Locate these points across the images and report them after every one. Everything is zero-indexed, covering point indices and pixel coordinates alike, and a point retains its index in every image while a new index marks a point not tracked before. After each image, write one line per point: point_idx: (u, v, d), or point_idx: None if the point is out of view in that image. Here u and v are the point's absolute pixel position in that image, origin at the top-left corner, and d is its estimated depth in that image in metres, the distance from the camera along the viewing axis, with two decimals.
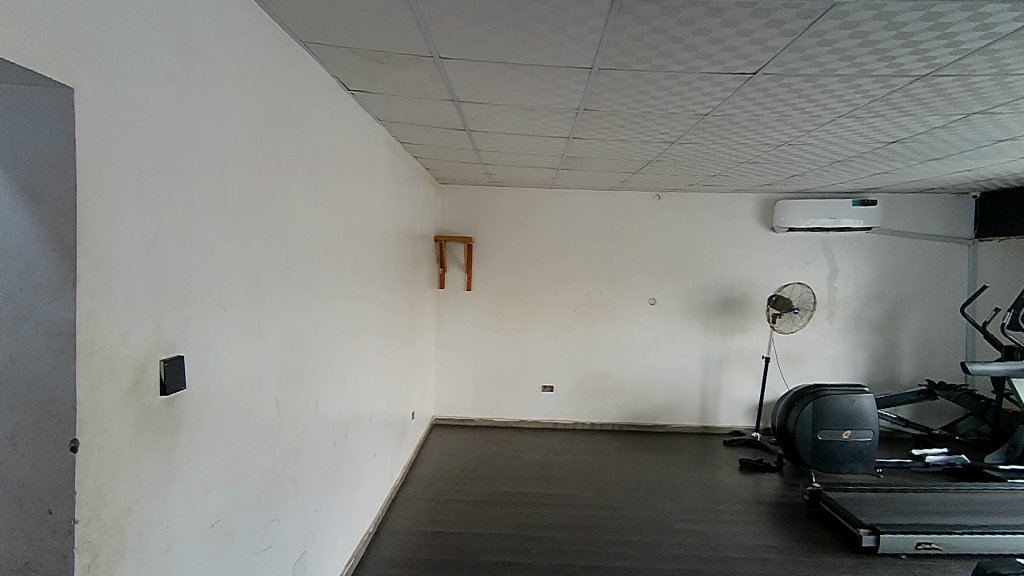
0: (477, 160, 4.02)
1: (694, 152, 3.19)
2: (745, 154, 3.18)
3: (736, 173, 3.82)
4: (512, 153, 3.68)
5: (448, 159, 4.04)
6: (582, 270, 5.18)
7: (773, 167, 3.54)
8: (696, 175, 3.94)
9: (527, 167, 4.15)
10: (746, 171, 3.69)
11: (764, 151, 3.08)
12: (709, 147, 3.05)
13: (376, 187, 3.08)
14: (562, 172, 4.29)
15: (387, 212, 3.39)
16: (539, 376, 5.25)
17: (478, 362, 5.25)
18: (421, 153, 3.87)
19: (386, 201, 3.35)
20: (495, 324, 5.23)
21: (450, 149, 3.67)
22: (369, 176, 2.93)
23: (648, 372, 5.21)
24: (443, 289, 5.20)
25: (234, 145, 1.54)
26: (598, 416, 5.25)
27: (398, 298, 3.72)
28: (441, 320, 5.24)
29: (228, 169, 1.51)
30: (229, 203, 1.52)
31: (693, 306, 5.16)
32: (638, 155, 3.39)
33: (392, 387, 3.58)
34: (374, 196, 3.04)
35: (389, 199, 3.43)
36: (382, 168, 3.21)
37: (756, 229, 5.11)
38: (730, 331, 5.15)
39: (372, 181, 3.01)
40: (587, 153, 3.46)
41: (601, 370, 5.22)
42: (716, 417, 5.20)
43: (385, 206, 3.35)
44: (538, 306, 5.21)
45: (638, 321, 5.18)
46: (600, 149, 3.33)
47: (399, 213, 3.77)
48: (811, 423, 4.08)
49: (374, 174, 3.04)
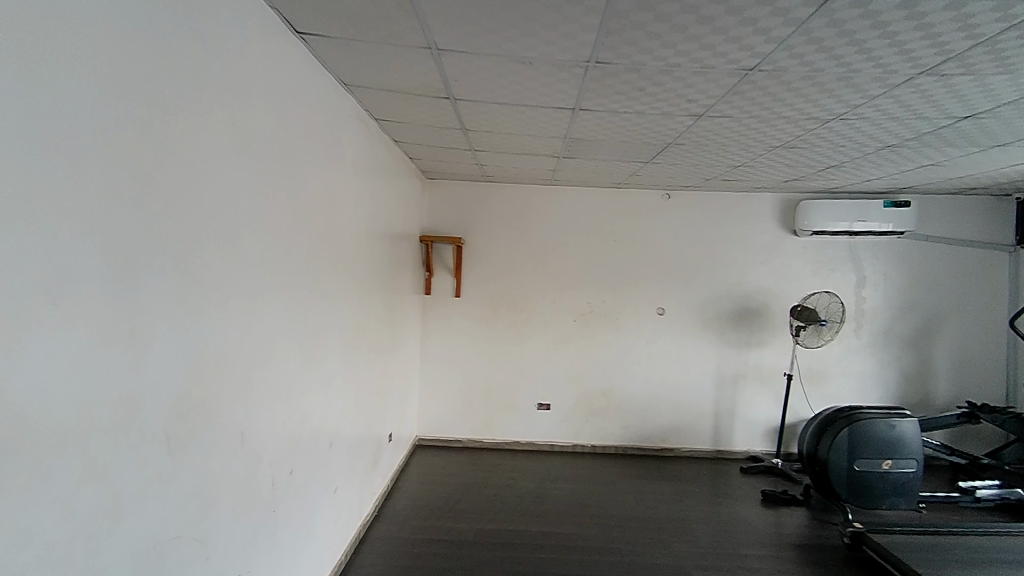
0: (467, 147, 3.53)
1: (722, 132, 2.70)
2: (784, 134, 2.68)
3: (764, 164, 3.33)
4: (506, 137, 3.19)
5: (434, 145, 3.54)
6: (584, 275, 4.68)
7: (811, 154, 3.05)
8: (718, 166, 3.44)
9: (524, 157, 3.66)
10: (776, 160, 3.20)
11: (807, 129, 2.59)
12: (742, 125, 2.55)
13: (343, 167, 2.57)
14: (563, 165, 3.81)
15: (360, 201, 2.89)
16: (534, 393, 4.72)
17: (467, 376, 4.72)
18: (402, 138, 3.38)
19: (358, 187, 2.84)
20: (486, 335, 4.71)
21: (435, 130, 3.17)
22: (333, 153, 2.43)
23: (656, 389, 4.69)
24: (429, 294, 4.69)
25: (92, 61, 1.03)
26: (600, 438, 4.72)
27: (374, 303, 3.21)
28: (426, 330, 4.72)
29: (80, 93, 1.01)
30: (80, 145, 1.01)
31: (706, 317, 4.66)
32: (655, 137, 2.88)
33: (362, 406, 3.05)
34: (340, 177, 2.53)
35: (363, 185, 2.93)
36: (351, 147, 2.71)
37: (775, 232, 4.62)
38: (747, 345, 4.64)
39: (337, 160, 2.50)
40: (594, 135, 2.97)
41: (603, 387, 4.70)
42: (731, 440, 4.68)
43: (358, 195, 2.85)
44: (534, 314, 4.69)
45: (645, 333, 4.67)
46: (610, 130, 2.84)
47: (376, 207, 3.27)
48: (847, 452, 3.57)
49: (340, 152, 2.53)
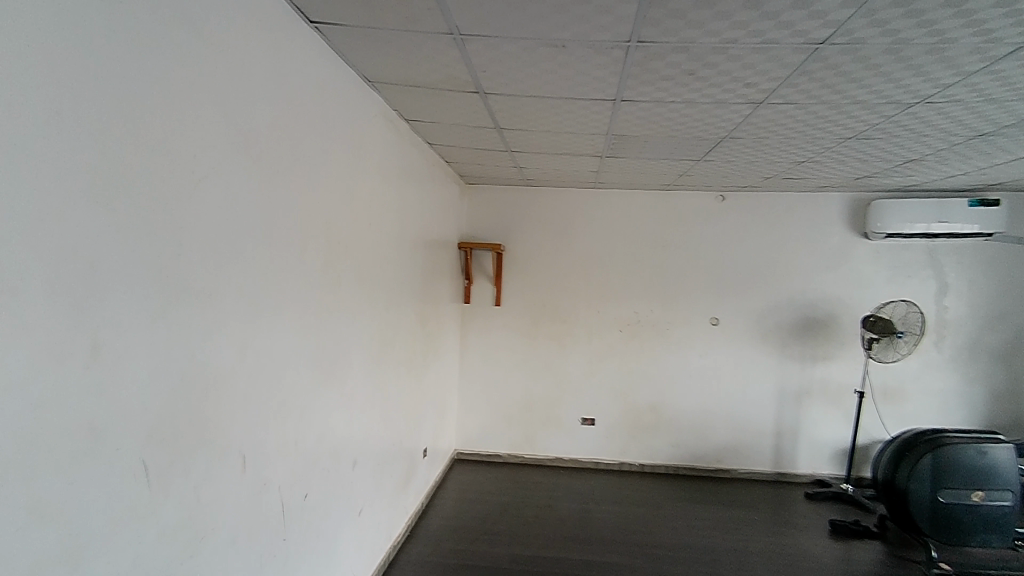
0: (504, 149, 3.35)
1: (783, 123, 2.41)
2: (856, 123, 2.36)
3: (832, 159, 3.00)
4: (544, 136, 2.99)
5: (469, 147, 3.38)
6: (630, 283, 4.41)
7: (887, 147, 2.70)
8: (777, 163, 3.14)
9: (565, 159, 3.45)
10: (845, 154, 2.87)
11: (883, 117, 2.27)
12: (807, 114, 2.26)
13: (368, 169, 2.43)
14: (606, 167, 3.58)
15: (391, 205, 2.75)
16: (577, 407, 4.48)
17: (508, 388, 4.53)
18: (436, 140, 3.24)
19: (389, 191, 2.70)
20: (527, 345, 4.50)
21: (469, 131, 3.01)
22: (356, 155, 2.29)
23: (710, 405, 4.36)
24: (468, 302, 4.53)
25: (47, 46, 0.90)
26: (648, 456, 4.43)
27: (407, 312, 3.06)
28: (465, 339, 4.56)
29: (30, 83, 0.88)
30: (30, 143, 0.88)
31: (765, 328, 4.30)
32: (706, 132, 2.61)
33: (393, 421, 2.90)
34: (365, 180, 2.39)
35: (393, 189, 2.79)
36: (379, 149, 2.57)
37: (843, 236, 4.23)
38: (810, 358, 4.27)
39: (362, 163, 2.36)
40: (639, 132, 2.73)
41: (651, 401, 4.41)
42: (793, 462, 4.30)
43: (388, 200, 2.71)
44: (577, 324, 4.46)
45: (698, 344, 4.36)
46: (656, 126, 2.59)
47: (411, 212, 3.13)
48: (930, 481, 3.17)
49: (365, 153, 2.39)
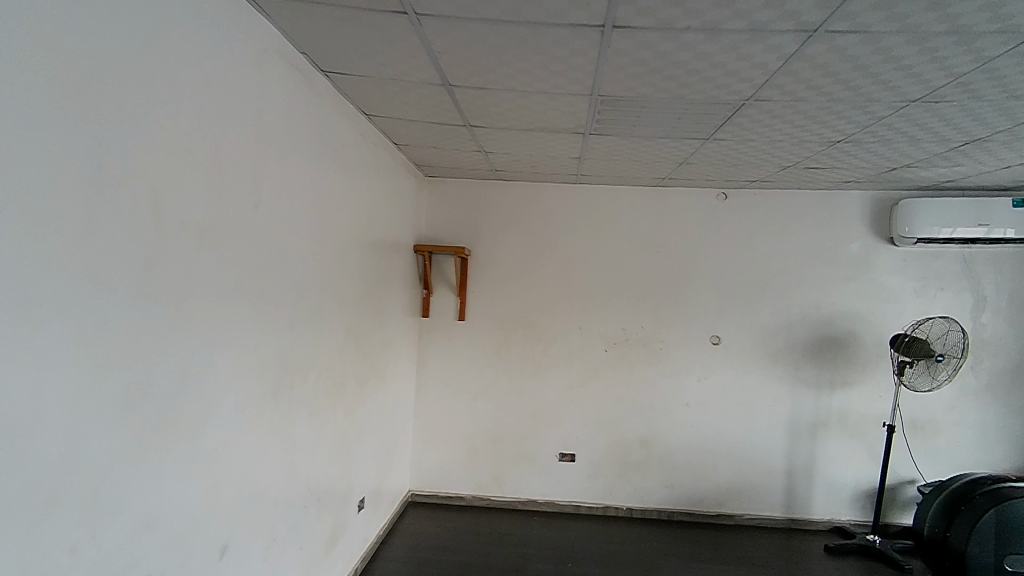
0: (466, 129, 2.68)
1: (833, 52, 1.77)
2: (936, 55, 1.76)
3: (879, 129, 2.40)
4: (511, 101, 2.33)
5: (421, 127, 2.71)
6: (616, 295, 3.75)
7: (961, 104, 2.11)
8: (809, 135, 2.53)
9: (541, 140, 2.79)
10: (899, 118, 2.27)
11: (975, 44, 1.67)
12: (871, 29, 1.62)
13: (269, 135, 1.73)
14: (592, 152, 2.93)
15: (311, 191, 2.06)
16: (554, 441, 3.79)
17: (473, 418, 3.82)
18: (378, 116, 2.56)
19: (305, 171, 2.00)
20: (496, 367, 3.81)
21: (417, 99, 2.33)
22: (243, 111, 1.59)
23: (711, 439, 3.70)
24: (427, 316, 3.83)
25: None
26: (638, 499, 3.74)
27: (334, 330, 2.35)
28: (423, 361, 3.85)
29: None
30: None
31: (774, 348, 3.67)
32: (726, 76, 1.99)
33: (309, 473, 2.18)
34: (262, 149, 1.69)
35: (315, 170, 2.10)
36: (291, 112, 1.88)
37: (865, 241, 3.62)
38: (828, 383, 3.64)
39: (256, 125, 1.66)
40: (635, 82, 2.08)
41: (641, 434, 3.74)
42: (808, 505, 3.66)
43: (305, 182, 2.01)
44: (555, 342, 3.78)
45: (696, 367, 3.71)
46: (658, 66, 1.94)
47: (346, 205, 2.44)
48: (993, 545, 2.53)
49: (263, 114, 1.69)
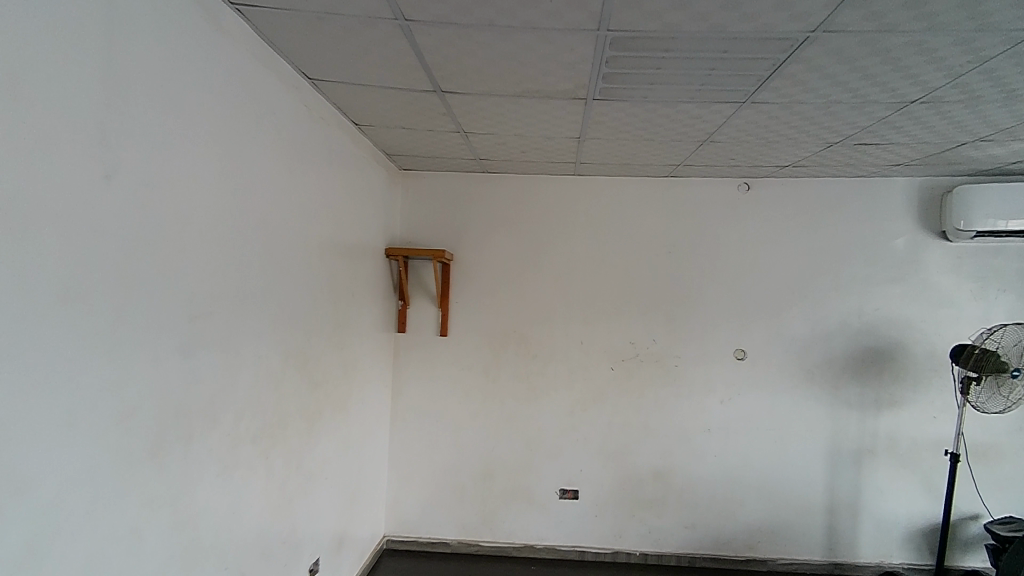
0: (440, 107, 2.15)
1: None
2: None
3: (965, 95, 1.86)
4: (494, 65, 1.79)
5: (385, 105, 2.17)
6: (623, 304, 3.22)
7: None
8: (870, 107, 1.99)
9: (533, 123, 2.26)
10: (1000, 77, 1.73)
11: None
12: None
13: (132, 88, 1.18)
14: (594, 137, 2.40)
15: (219, 174, 1.51)
16: (553, 475, 3.23)
17: (458, 450, 3.26)
18: (327, 89, 2.02)
19: (207, 147, 1.46)
20: (484, 391, 3.26)
21: (371, 61, 1.79)
22: (77, 44, 1.04)
23: (738, 471, 3.16)
24: (403, 331, 3.28)
25: None
26: (653, 543, 3.18)
27: (266, 354, 1.80)
28: (399, 383, 3.29)
29: None
30: None
31: (810, 363, 3.14)
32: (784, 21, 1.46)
33: (227, 549, 1.62)
34: (116, 105, 1.14)
35: (228, 147, 1.55)
36: (179, 62, 1.33)
37: (912, 237, 3.10)
38: (873, 404, 3.11)
39: (107, 68, 1.11)
40: (655, 31, 1.55)
41: (655, 466, 3.19)
42: (853, 548, 3.11)
43: (208, 161, 1.46)
44: (553, 361, 3.24)
45: (719, 387, 3.17)
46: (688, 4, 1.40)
47: (285, 197, 1.89)
48: None
49: (119, 56, 1.15)
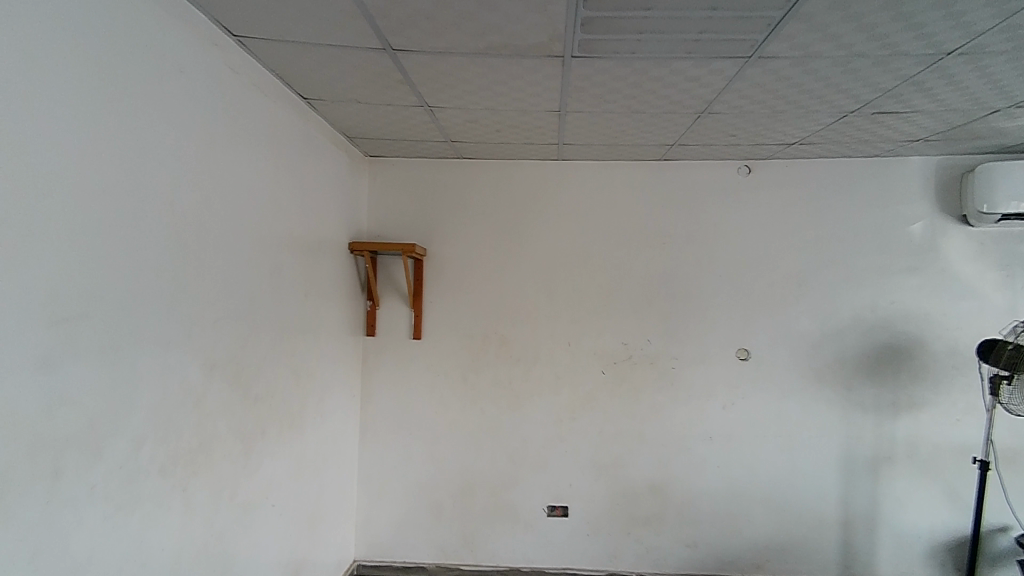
0: (396, 73, 1.84)
1: None
2: None
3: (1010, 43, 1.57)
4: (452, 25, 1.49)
5: (332, 71, 1.85)
6: (614, 302, 2.93)
7: None
8: (895, 63, 1.70)
9: (506, 94, 1.95)
10: None
11: None
12: None
13: None
14: (577, 110, 2.10)
15: (95, 143, 1.20)
16: (540, 490, 2.93)
17: (435, 464, 2.95)
18: (257, 50, 1.70)
19: (71, 107, 1.13)
20: (462, 398, 2.95)
21: (302, 16, 1.48)
22: None
23: (743, 482, 2.87)
24: (373, 334, 2.95)
25: None
26: (652, 563, 2.88)
27: (180, 366, 1.49)
28: (368, 393, 2.97)
29: None
30: None
31: (820, 363, 2.84)
32: None
33: None
34: None
35: (109, 108, 1.23)
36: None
37: (931, 222, 2.81)
38: (890, 406, 2.82)
39: None
40: None
41: (652, 478, 2.89)
42: (871, 565, 2.82)
43: (74, 125, 1.14)
44: (537, 364, 2.94)
45: (721, 390, 2.88)
46: None
47: (201, 178, 1.57)
48: None
49: None
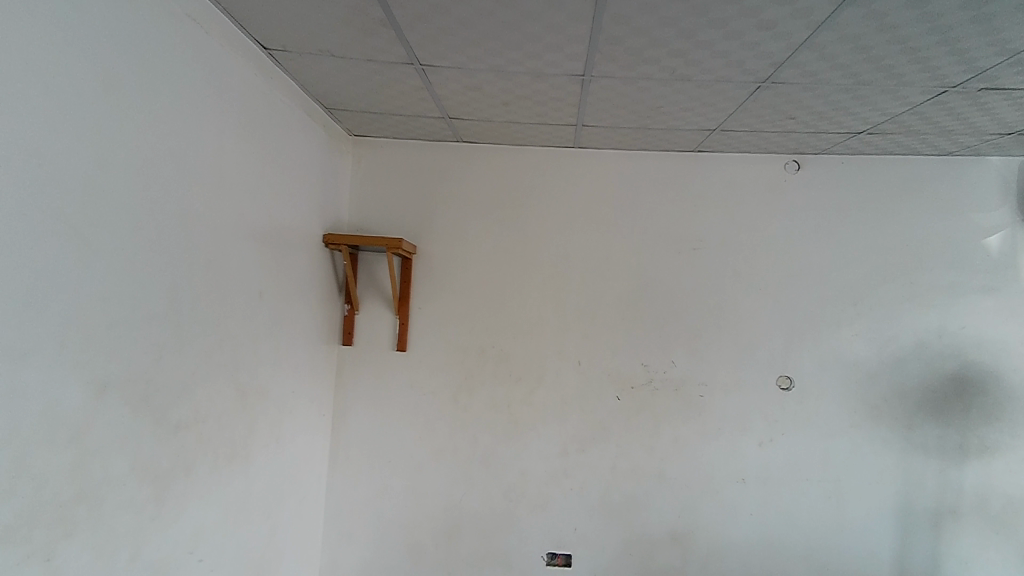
0: (376, 11, 1.42)
1: None
2: None
3: None
4: None
5: (292, 6, 1.42)
6: (634, 316, 2.50)
7: None
8: None
9: (519, 46, 1.53)
10: None
11: None
12: None
13: None
14: (606, 74, 1.67)
15: None
16: (539, 534, 2.48)
17: (416, 499, 2.50)
18: None
19: None
20: (452, 422, 2.51)
21: None
22: None
23: (781, 534, 2.42)
24: (349, 344, 2.51)
25: None
26: None
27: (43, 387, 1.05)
28: (340, 413, 2.52)
29: None
30: None
31: (876, 396, 2.41)
32: None
33: None
34: None
35: None
36: None
37: (1012, 233, 2.38)
38: (958, 450, 2.37)
39: None
40: None
41: (672, 526, 2.44)
42: None
43: None
44: (541, 385, 2.50)
45: (757, 424, 2.43)
46: None
47: (95, 127, 1.15)
48: None
49: None
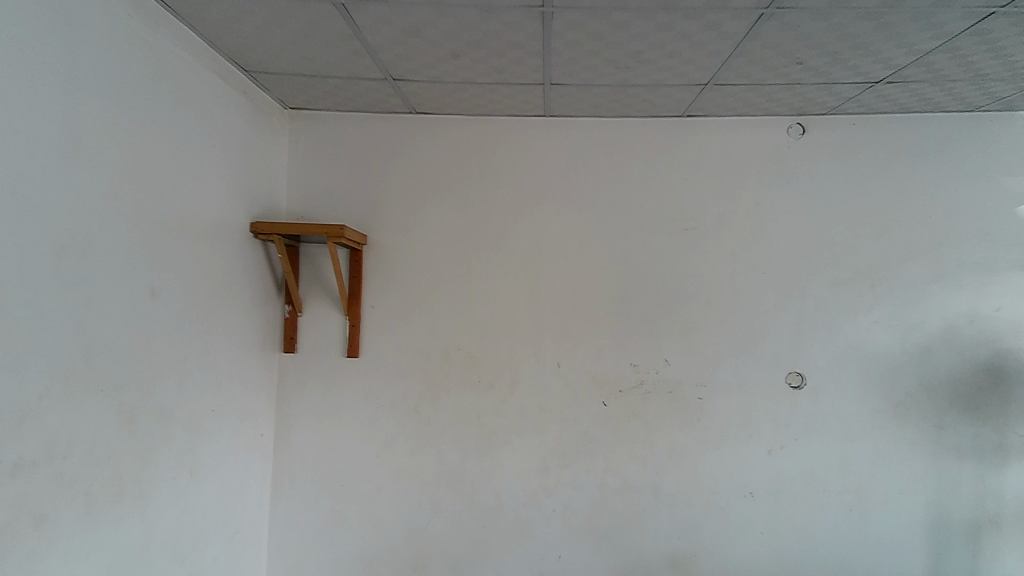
0: None
1: None
2: None
3: None
4: None
5: None
6: (619, 309, 2.16)
7: None
8: None
9: None
10: None
11: None
12: None
13: None
14: (572, 3, 1.33)
15: None
16: (518, 564, 2.14)
17: (374, 529, 2.15)
18: None
19: None
20: (414, 438, 2.17)
21: None
22: None
23: (798, 555, 2.09)
24: (293, 351, 2.16)
25: None
26: None
27: None
28: (284, 431, 2.17)
29: None
30: None
31: (900, 392, 2.09)
32: None
33: None
34: None
35: None
36: None
37: None
38: (997, 451, 2.05)
39: None
40: None
41: (671, 550, 2.11)
42: None
43: None
44: (515, 393, 2.16)
45: (765, 429, 2.11)
46: None
47: None
48: None
49: None
